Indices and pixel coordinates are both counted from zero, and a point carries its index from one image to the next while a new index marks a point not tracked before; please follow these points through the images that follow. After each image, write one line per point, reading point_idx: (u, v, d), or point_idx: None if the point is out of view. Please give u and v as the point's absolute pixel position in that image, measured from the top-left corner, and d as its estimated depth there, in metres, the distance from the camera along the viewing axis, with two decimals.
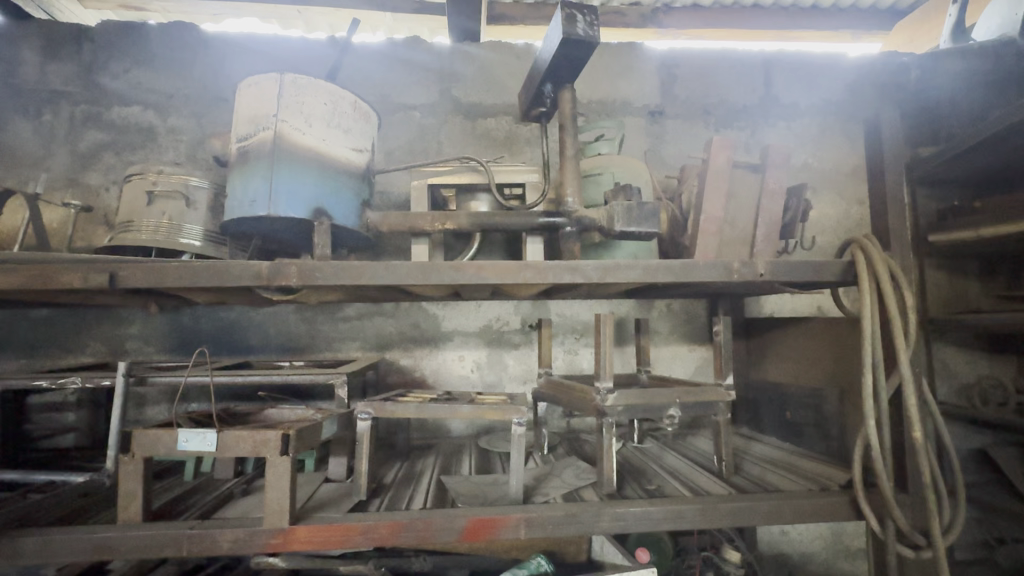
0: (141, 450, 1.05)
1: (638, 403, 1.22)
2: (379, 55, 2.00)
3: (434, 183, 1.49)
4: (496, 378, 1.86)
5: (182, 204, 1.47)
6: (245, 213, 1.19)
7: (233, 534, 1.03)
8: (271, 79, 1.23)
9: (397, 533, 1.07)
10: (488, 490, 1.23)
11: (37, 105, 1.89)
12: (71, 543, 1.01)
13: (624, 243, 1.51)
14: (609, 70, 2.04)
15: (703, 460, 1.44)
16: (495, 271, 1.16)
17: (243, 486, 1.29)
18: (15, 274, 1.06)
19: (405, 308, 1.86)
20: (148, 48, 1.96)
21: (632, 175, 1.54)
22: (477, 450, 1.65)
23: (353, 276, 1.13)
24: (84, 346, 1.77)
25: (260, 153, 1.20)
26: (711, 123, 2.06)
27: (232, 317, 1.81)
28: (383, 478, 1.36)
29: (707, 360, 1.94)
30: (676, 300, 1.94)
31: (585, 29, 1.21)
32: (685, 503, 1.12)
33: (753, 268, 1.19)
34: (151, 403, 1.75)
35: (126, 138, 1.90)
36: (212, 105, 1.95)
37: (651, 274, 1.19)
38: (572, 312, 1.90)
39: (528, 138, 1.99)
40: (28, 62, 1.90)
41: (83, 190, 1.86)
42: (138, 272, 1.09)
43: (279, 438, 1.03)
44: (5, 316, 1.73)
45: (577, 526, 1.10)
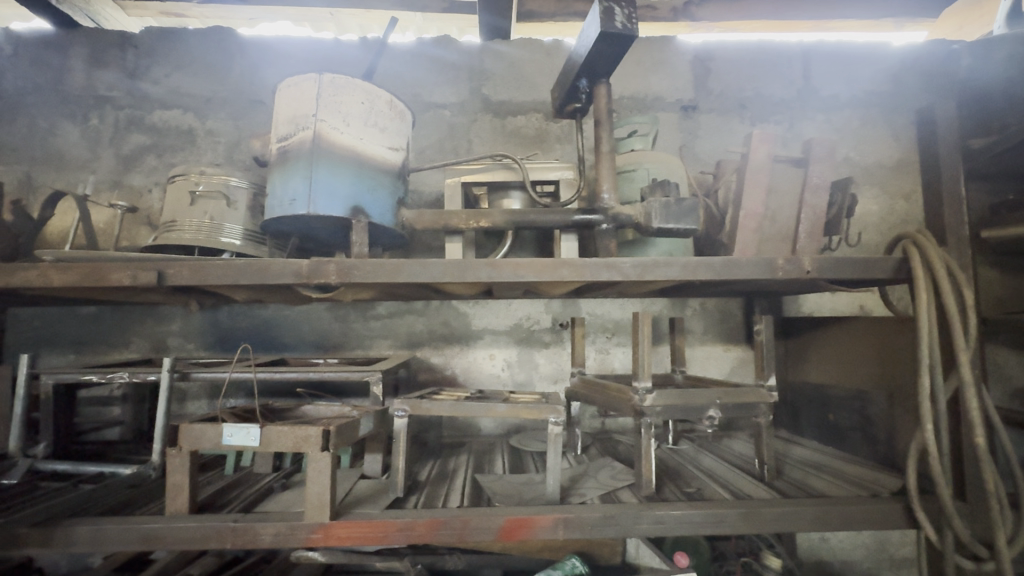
0: (187, 443, 1.07)
1: (677, 403, 1.19)
2: (410, 55, 2.01)
3: (467, 181, 1.49)
4: (526, 376, 1.85)
5: (222, 203, 1.50)
6: (285, 212, 1.21)
7: (274, 528, 1.04)
8: (310, 79, 1.24)
9: (435, 530, 1.07)
10: (523, 490, 1.22)
11: (84, 110, 1.97)
12: (120, 532, 1.03)
13: (659, 240, 1.48)
14: (640, 66, 2.01)
15: (743, 463, 1.40)
16: (531, 268, 1.14)
17: (282, 480, 1.32)
18: (70, 271, 1.10)
19: (436, 306, 1.86)
20: (187, 54, 2.02)
21: (666, 171, 1.52)
22: (509, 449, 1.64)
23: (391, 273, 1.13)
24: (128, 342, 1.83)
25: (299, 152, 1.21)
26: (747, 117, 2.00)
27: (268, 314, 1.84)
28: (417, 475, 1.37)
29: (742, 360, 1.89)
30: (710, 299, 1.89)
31: (623, 23, 1.19)
32: (728, 507, 1.09)
33: (798, 265, 1.15)
34: (192, 398, 1.80)
35: (166, 141, 1.96)
36: (248, 107, 1.99)
37: (691, 271, 1.15)
38: (603, 311, 1.87)
39: (559, 135, 1.97)
40: (78, 70, 1.98)
41: (128, 191, 1.92)
42: (183, 270, 1.12)
43: (320, 434, 1.04)
44: (57, 313, 1.81)
45: (616, 528, 1.08)
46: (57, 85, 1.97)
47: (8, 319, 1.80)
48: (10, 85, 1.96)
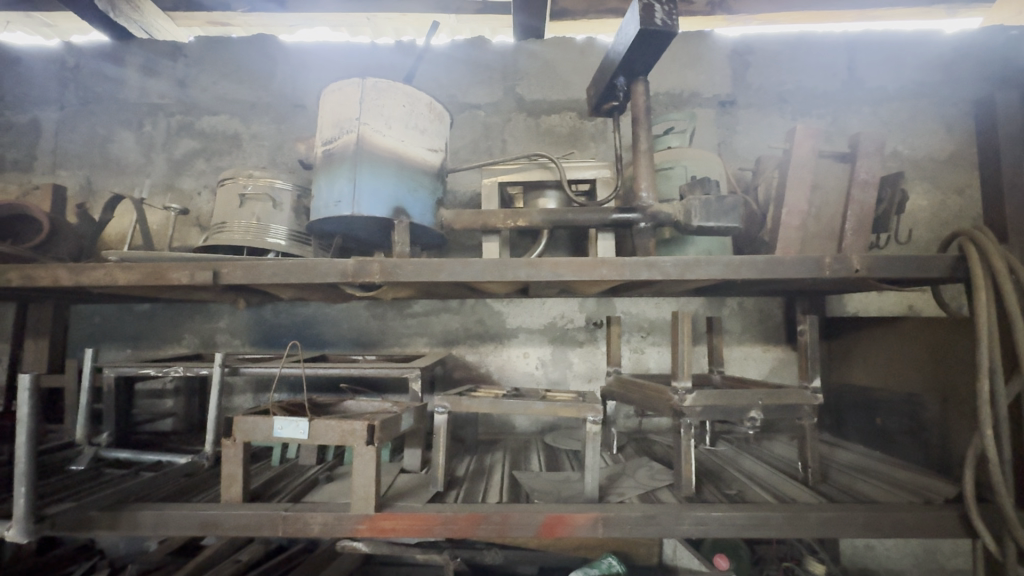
0: (241, 435, 1.12)
1: (718, 404, 1.17)
2: (446, 57, 2.04)
3: (503, 181, 1.51)
4: (560, 375, 1.86)
5: (269, 205, 1.56)
6: (330, 213, 1.25)
7: (323, 517, 1.08)
8: (353, 84, 1.28)
9: (476, 525, 1.09)
10: (561, 488, 1.23)
11: (139, 117, 2.07)
12: (181, 518, 1.09)
13: (698, 238, 1.46)
14: (675, 61, 1.98)
15: (785, 466, 1.37)
16: (570, 267, 1.15)
17: (326, 472, 1.36)
18: (133, 271, 1.16)
19: (471, 305, 1.89)
20: (234, 61, 2.10)
21: (705, 169, 1.50)
22: (543, 447, 1.66)
23: (432, 272, 1.15)
24: (179, 338, 1.92)
25: (344, 155, 1.25)
26: (788, 111, 1.95)
27: (309, 312, 1.91)
28: (455, 471, 1.39)
29: (781, 361, 1.84)
30: (749, 298, 1.86)
31: (663, 19, 1.18)
32: (772, 510, 1.07)
33: (846, 263, 1.12)
34: (238, 392, 1.88)
35: (214, 145, 2.05)
36: (290, 111, 2.06)
37: (734, 270, 1.14)
38: (638, 310, 1.86)
39: (593, 134, 1.96)
40: (133, 80, 2.09)
41: (179, 194, 2.02)
42: (237, 269, 1.17)
43: (365, 428, 1.07)
44: (115, 310, 1.92)
45: (656, 528, 1.08)
46: (114, 95, 2.09)
47: (71, 315, 1.92)
48: (73, 96, 2.09)
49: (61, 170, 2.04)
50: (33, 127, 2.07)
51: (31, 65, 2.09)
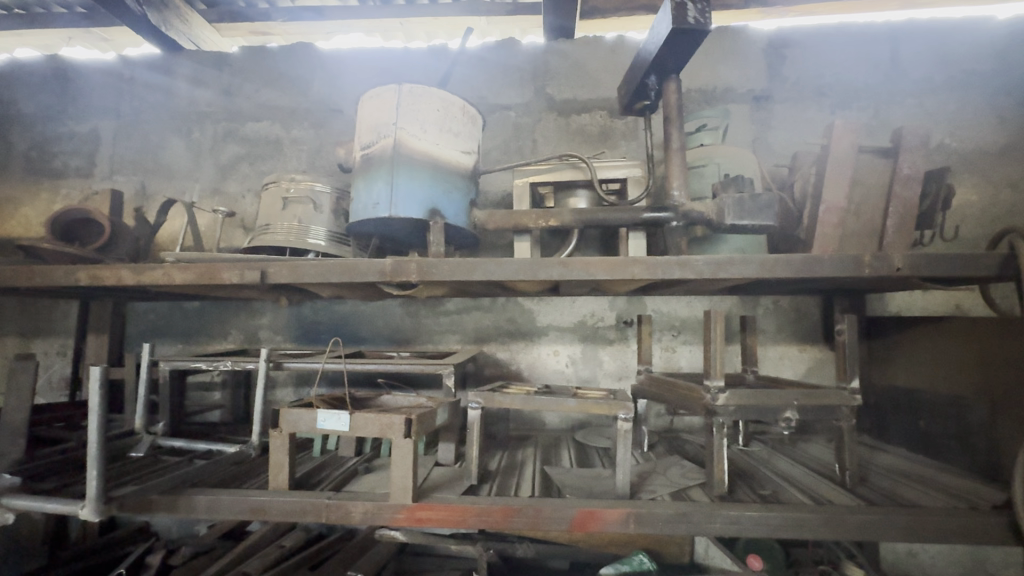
0: (287, 427, 1.19)
1: (751, 403, 1.16)
2: (477, 60, 2.08)
3: (535, 181, 1.53)
4: (590, 373, 1.87)
5: (309, 207, 1.62)
6: (369, 215, 1.30)
7: (363, 506, 1.14)
8: (390, 90, 1.33)
9: (509, 518, 1.12)
10: (593, 484, 1.25)
11: (188, 124, 2.19)
12: (233, 503, 1.16)
13: (731, 236, 1.45)
14: (708, 57, 1.96)
15: (822, 468, 1.35)
16: (602, 267, 1.16)
17: (365, 464, 1.42)
18: (188, 271, 1.24)
19: (502, 303, 1.92)
20: (275, 70, 2.19)
21: (739, 166, 1.48)
22: (574, 444, 1.67)
23: (467, 271, 1.19)
24: (226, 334, 2.02)
25: (382, 159, 1.30)
26: (826, 105, 1.90)
27: (346, 310, 1.98)
28: (488, 465, 1.42)
29: (819, 361, 1.80)
30: (784, 297, 1.82)
31: (696, 18, 1.17)
32: (807, 511, 1.06)
33: (887, 262, 1.09)
34: (280, 386, 1.97)
35: (257, 150, 2.14)
36: (328, 116, 2.14)
37: (768, 269, 1.13)
38: (670, 308, 1.85)
39: (624, 132, 1.96)
40: (182, 89, 2.21)
41: (225, 197, 2.12)
42: (282, 269, 1.23)
43: (403, 422, 1.11)
44: (168, 307, 2.04)
45: (688, 526, 1.08)
46: (165, 104, 2.21)
47: (129, 312, 2.05)
48: (128, 106, 2.22)
49: (118, 176, 2.18)
50: (93, 136, 2.21)
51: (91, 79, 2.24)
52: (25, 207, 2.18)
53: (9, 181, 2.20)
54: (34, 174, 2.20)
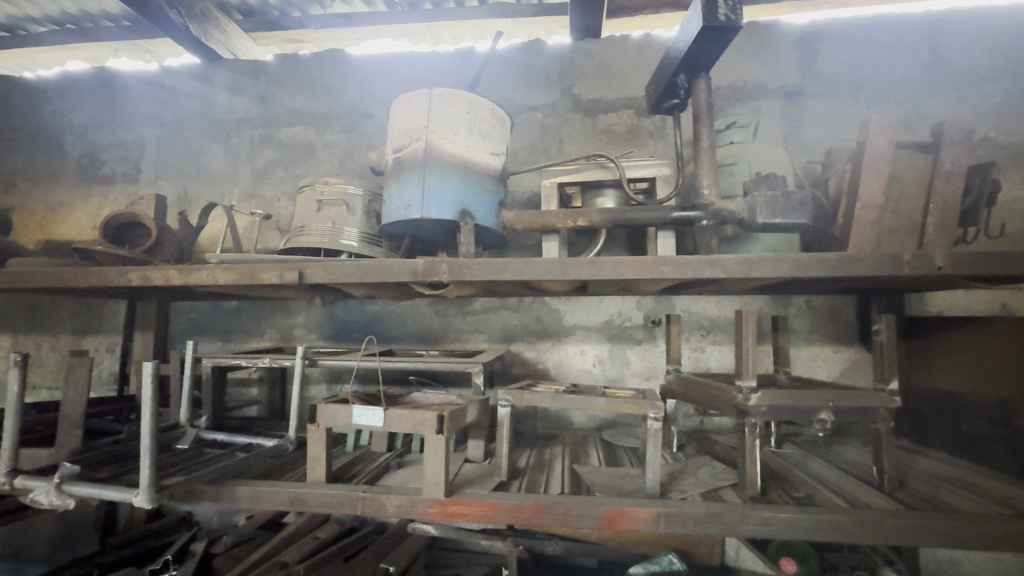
0: (324, 422, 1.23)
1: (785, 404, 1.14)
2: (503, 63, 2.10)
3: (562, 181, 1.54)
4: (618, 372, 1.86)
5: (343, 209, 1.67)
6: (401, 217, 1.34)
7: (397, 500, 1.17)
8: (421, 94, 1.36)
9: (539, 514, 1.13)
10: (622, 483, 1.25)
11: (226, 131, 2.28)
12: (273, 494, 1.21)
13: (762, 235, 1.43)
14: (738, 53, 1.93)
15: (858, 472, 1.32)
16: (632, 266, 1.17)
17: (397, 459, 1.46)
18: (231, 271, 1.30)
19: (529, 303, 1.93)
20: (308, 76, 2.26)
21: (771, 163, 1.46)
22: (601, 443, 1.68)
23: (496, 271, 1.21)
24: (262, 332, 2.10)
25: (413, 162, 1.33)
26: (862, 100, 1.85)
27: (377, 309, 2.03)
28: (517, 462, 1.44)
29: (854, 363, 1.76)
30: (817, 296, 1.78)
31: (726, 15, 1.16)
32: (843, 514, 1.04)
33: (927, 260, 1.06)
34: (314, 383, 2.03)
35: (291, 155, 2.21)
36: (358, 120, 2.19)
37: (802, 268, 1.11)
38: (699, 308, 1.84)
39: (651, 131, 1.95)
40: (221, 98, 2.31)
41: (262, 201, 2.20)
42: (319, 270, 1.28)
43: (436, 418, 1.14)
44: (208, 307, 2.13)
45: (719, 526, 1.08)
46: (205, 112, 2.30)
47: (172, 311, 2.14)
48: (171, 114, 2.32)
49: (162, 181, 2.28)
50: (138, 143, 2.32)
51: (137, 89, 2.35)
52: (77, 212, 2.31)
53: (63, 187, 2.33)
54: (86, 180, 2.32)
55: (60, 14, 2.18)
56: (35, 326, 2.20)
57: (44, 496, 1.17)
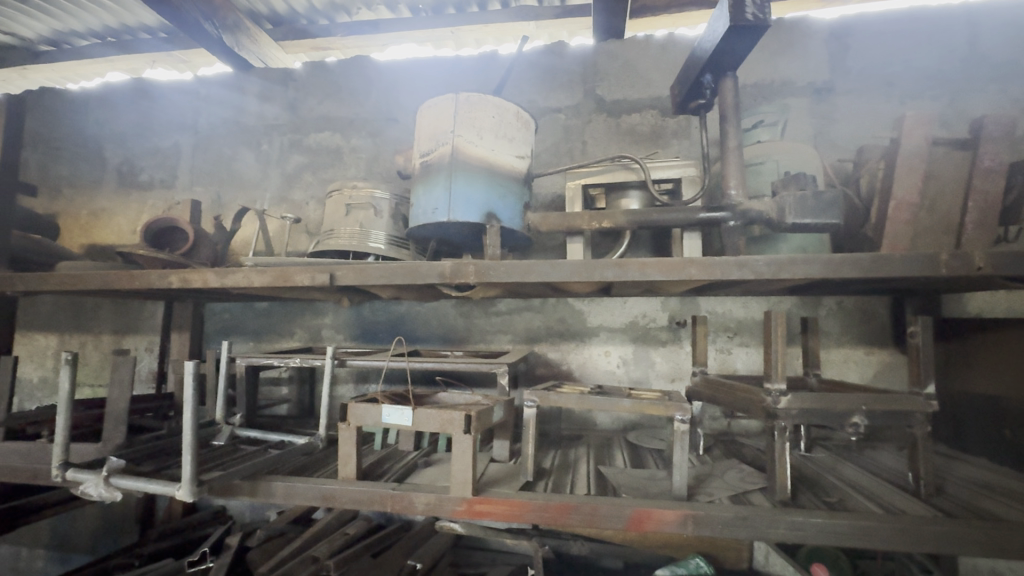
0: (354, 420, 1.26)
1: (816, 408, 1.12)
2: (526, 65, 2.12)
3: (587, 182, 1.54)
4: (642, 374, 1.86)
5: (370, 213, 1.71)
6: (428, 220, 1.36)
7: (426, 498, 1.19)
8: (447, 99, 1.39)
9: (566, 514, 1.14)
10: (648, 484, 1.25)
11: (257, 137, 2.35)
12: (307, 491, 1.24)
13: (791, 235, 1.41)
14: (765, 50, 1.90)
15: (893, 477, 1.29)
16: (659, 267, 1.16)
17: (424, 458, 1.48)
18: (265, 274, 1.35)
19: (553, 304, 1.94)
20: (335, 83, 2.31)
21: (800, 162, 1.44)
22: (626, 444, 1.67)
23: (522, 273, 1.22)
24: (292, 333, 2.15)
25: (440, 166, 1.36)
26: (895, 95, 1.80)
27: (402, 310, 2.06)
28: (542, 463, 1.45)
29: (887, 365, 1.72)
30: (849, 297, 1.74)
31: (754, 13, 1.15)
32: (877, 520, 1.02)
33: (966, 260, 1.03)
34: (342, 382, 2.08)
35: (320, 159, 2.27)
36: (384, 124, 2.23)
37: (833, 269, 1.09)
38: (725, 309, 1.82)
39: (675, 131, 1.93)
40: (252, 105, 2.38)
41: (291, 205, 2.26)
42: (349, 273, 1.31)
43: (463, 418, 1.16)
44: (241, 308, 2.20)
45: (748, 530, 1.07)
46: (238, 119, 2.38)
47: (207, 312, 2.22)
48: (205, 121, 2.41)
49: (197, 187, 2.37)
50: (174, 150, 2.41)
51: (173, 98, 2.45)
52: (118, 217, 2.41)
53: (105, 194, 2.44)
54: (126, 187, 2.42)
55: (102, 28, 2.21)
56: (80, 326, 2.31)
57: (94, 489, 1.23)
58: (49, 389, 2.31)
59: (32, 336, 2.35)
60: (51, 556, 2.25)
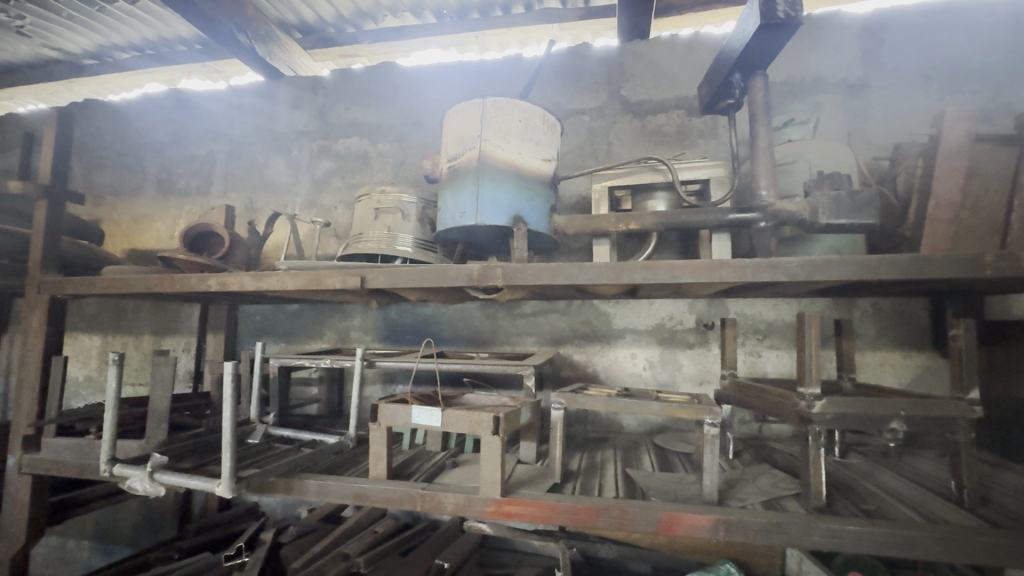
0: (384, 421, 1.29)
1: (852, 412, 1.09)
2: (550, 68, 2.12)
3: (613, 184, 1.53)
4: (669, 377, 1.84)
5: (398, 216, 1.73)
6: (456, 224, 1.38)
7: (455, 498, 1.20)
8: (474, 104, 1.41)
9: (595, 517, 1.14)
10: (677, 488, 1.24)
11: (288, 144, 2.41)
12: (339, 489, 1.27)
13: (824, 236, 1.38)
14: (795, 46, 1.87)
15: (934, 485, 1.25)
16: (688, 270, 1.15)
17: (452, 459, 1.50)
18: (299, 277, 1.39)
19: (578, 306, 1.94)
20: (363, 89, 2.36)
21: (833, 161, 1.41)
22: (654, 447, 1.66)
23: (550, 276, 1.22)
24: (322, 334, 2.20)
25: (468, 170, 1.38)
26: (933, 90, 1.74)
27: (429, 312, 2.09)
28: (569, 465, 1.46)
29: (927, 370, 1.66)
30: (885, 299, 1.69)
31: (785, 11, 1.14)
32: (917, 529, 0.99)
33: (1014, 261, 0.99)
34: (370, 383, 2.12)
35: (348, 165, 2.32)
36: (410, 129, 2.27)
37: (871, 270, 1.06)
38: (755, 311, 1.79)
39: (702, 131, 1.91)
40: (283, 112, 2.45)
41: (321, 209, 2.32)
42: (379, 276, 1.34)
43: (492, 419, 1.17)
44: (273, 310, 2.26)
45: (782, 537, 1.05)
46: (269, 126, 2.45)
47: (240, 314, 2.29)
48: (238, 129, 2.49)
49: (231, 193, 2.45)
50: (209, 158, 2.50)
51: (208, 108, 2.54)
52: (157, 223, 2.51)
53: (144, 201, 2.54)
54: (164, 194, 2.52)
55: (141, 42, 2.27)
56: (121, 328, 2.41)
57: (139, 483, 1.28)
58: (94, 388, 2.41)
59: (77, 336, 2.46)
60: (95, 547, 2.36)
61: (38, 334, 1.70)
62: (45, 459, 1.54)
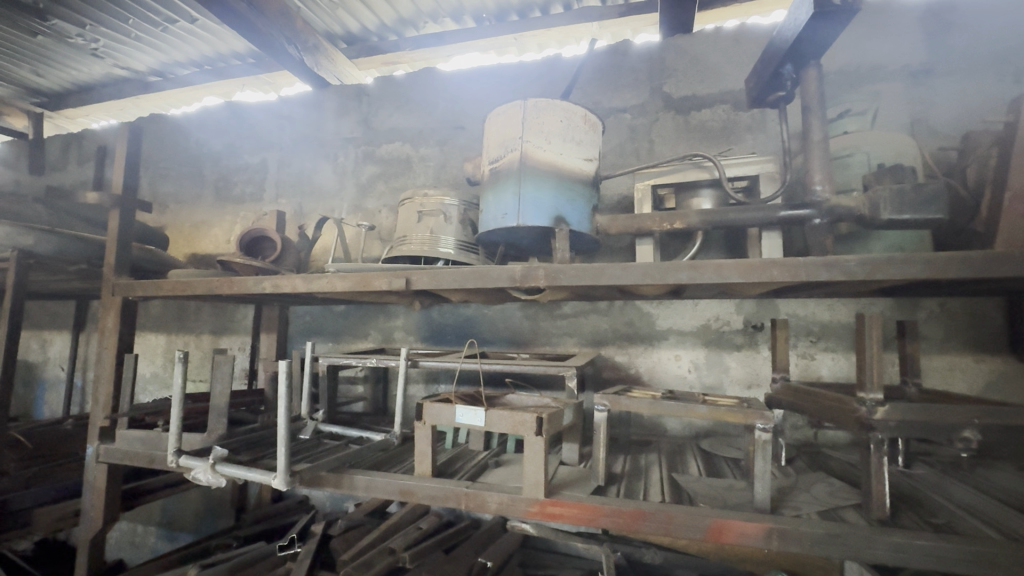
0: (429, 419, 1.31)
1: (919, 420, 1.02)
2: (590, 67, 2.11)
3: (656, 183, 1.51)
4: (715, 379, 1.79)
5: (440, 219, 1.76)
6: (499, 225, 1.39)
7: (499, 497, 1.21)
8: (516, 106, 1.41)
9: (640, 521, 1.12)
10: (726, 495, 1.20)
11: (335, 150, 2.50)
12: (386, 485, 1.31)
13: (886, 232, 1.31)
14: (850, 34, 1.78)
15: (1012, 499, 1.16)
16: (737, 269, 1.12)
17: (495, 459, 1.52)
18: (347, 279, 1.43)
19: (620, 307, 1.91)
20: (405, 96, 2.42)
21: (893, 152, 1.33)
22: (700, 452, 1.62)
23: (593, 276, 1.21)
24: (367, 334, 2.27)
25: (510, 172, 1.39)
26: (1009, 73, 1.61)
27: (470, 312, 2.12)
28: (613, 467, 1.44)
29: (1002, 375, 1.54)
30: (953, 299, 1.58)
31: None
32: (994, 546, 0.93)
33: None
34: (413, 382, 2.17)
35: (391, 169, 2.38)
36: (450, 133, 2.31)
37: (939, 269, 1.00)
38: (808, 312, 1.71)
39: (749, 125, 1.85)
40: (329, 120, 2.53)
41: (366, 213, 2.39)
42: (424, 277, 1.37)
43: (535, 420, 1.17)
44: (321, 311, 2.35)
45: (841, 548, 1.00)
46: (317, 134, 2.55)
47: (291, 314, 2.39)
48: (288, 137, 2.60)
49: (282, 199, 2.57)
50: (262, 166, 2.62)
51: (260, 118, 2.65)
52: (215, 228, 2.66)
53: (204, 207, 2.70)
54: (221, 201, 2.67)
55: (200, 58, 2.41)
56: (184, 328, 2.56)
57: (203, 474, 1.36)
58: (159, 384, 2.58)
59: (145, 335, 2.64)
60: (162, 533, 2.52)
61: (112, 333, 1.84)
62: (119, 449, 1.66)
